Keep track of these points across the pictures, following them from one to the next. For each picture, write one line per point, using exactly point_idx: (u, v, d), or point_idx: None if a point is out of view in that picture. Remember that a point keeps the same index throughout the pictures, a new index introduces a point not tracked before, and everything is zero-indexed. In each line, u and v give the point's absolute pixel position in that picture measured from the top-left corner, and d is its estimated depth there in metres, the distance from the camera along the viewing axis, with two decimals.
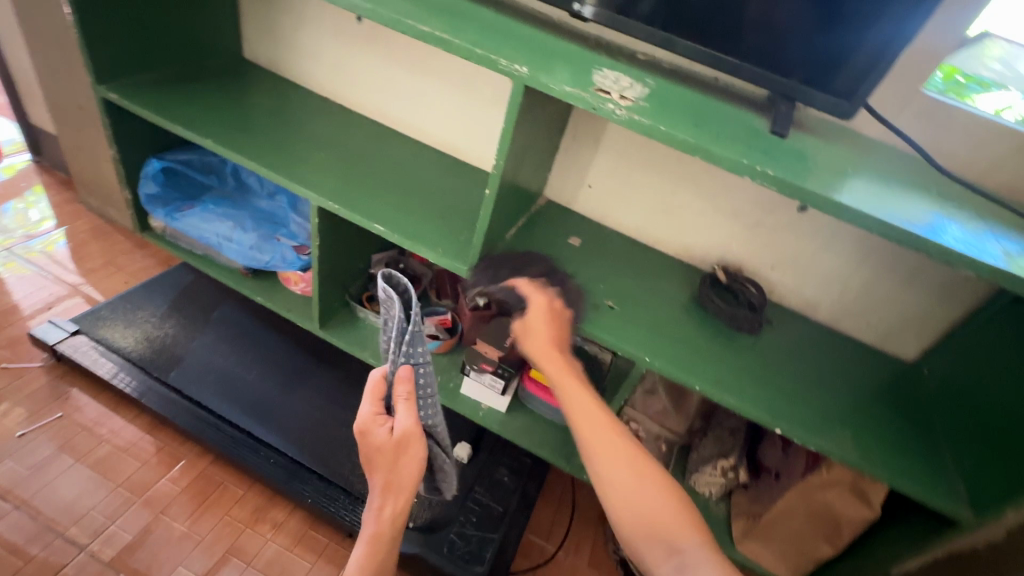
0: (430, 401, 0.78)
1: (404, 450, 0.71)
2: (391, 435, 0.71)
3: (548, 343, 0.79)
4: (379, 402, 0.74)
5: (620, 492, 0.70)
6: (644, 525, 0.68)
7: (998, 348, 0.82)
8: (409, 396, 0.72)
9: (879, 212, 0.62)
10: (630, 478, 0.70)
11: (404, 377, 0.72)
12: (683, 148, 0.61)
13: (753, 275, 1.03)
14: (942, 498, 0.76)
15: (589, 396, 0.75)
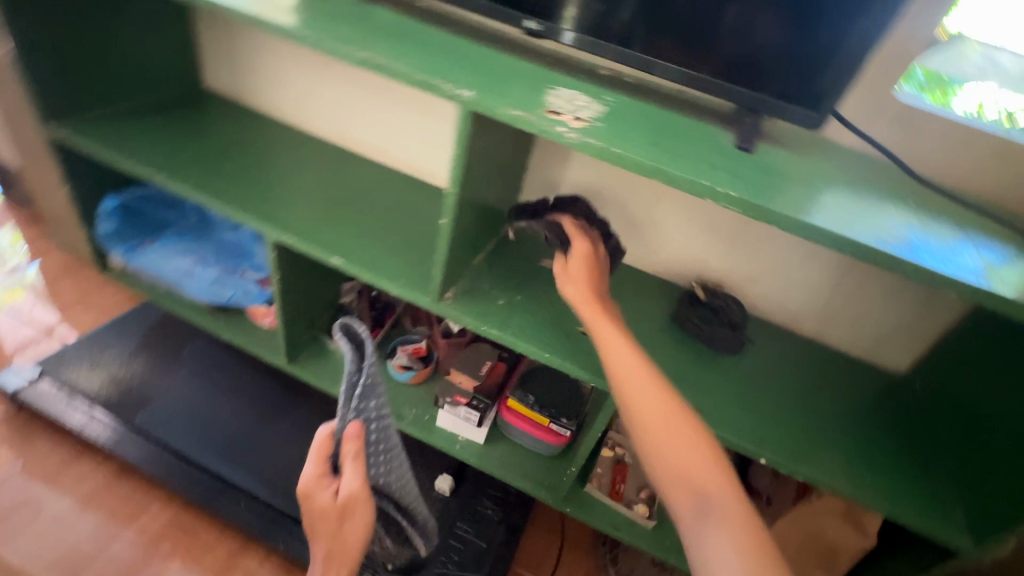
0: (383, 458, 0.77)
1: (346, 511, 0.70)
2: (335, 497, 0.71)
3: (582, 284, 0.75)
4: (325, 461, 0.73)
5: (657, 445, 0.61)
6: (678, 479, 0.59)
7: (986, 359, 0.77)
8: (356, 456, 0.71)
9: (853, 230, 0.58)
10: (665, 423, 0.62)
11: (350, 437, 0.70)
12: (640, 172, 0.58)
13: (735, 289, 0.99)
14: (939, 526, 0.71)
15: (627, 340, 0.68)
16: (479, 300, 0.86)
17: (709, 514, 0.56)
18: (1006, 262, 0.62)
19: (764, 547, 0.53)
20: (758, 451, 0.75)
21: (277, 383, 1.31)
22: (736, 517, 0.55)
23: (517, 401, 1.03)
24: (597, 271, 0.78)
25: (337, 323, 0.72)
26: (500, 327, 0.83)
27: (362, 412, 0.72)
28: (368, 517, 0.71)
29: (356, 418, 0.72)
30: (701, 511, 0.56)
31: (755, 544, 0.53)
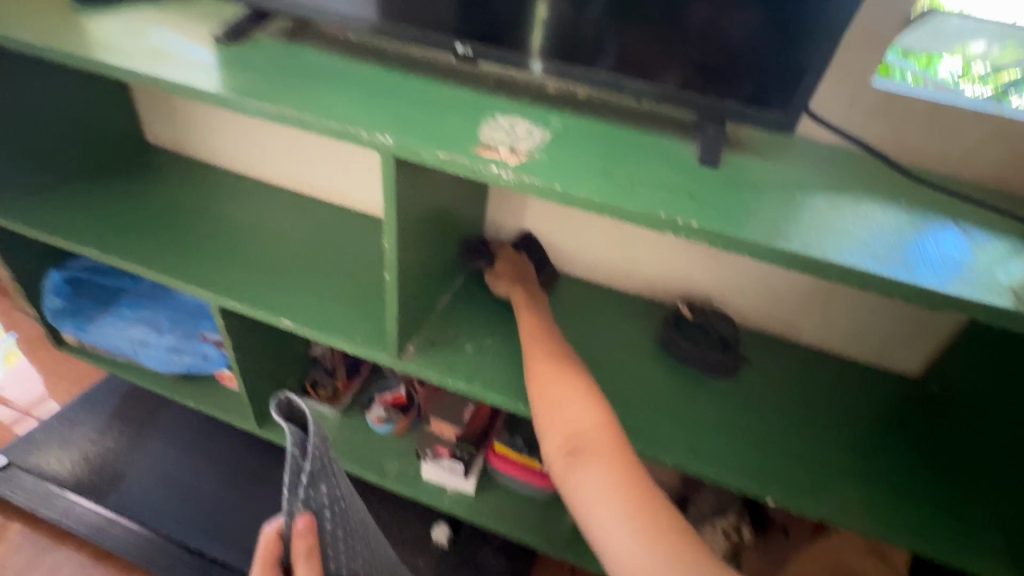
0: (344, 545, 0.61)
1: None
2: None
3: (512, 280, 0.83)
4: (272, 566, 0.57)
5: (545, 397, 0.63)
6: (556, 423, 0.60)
7: (1011, 364, 0.70)
8: (311, 555, 0.55)
9: (833, 248, 0.52)
10: (555, 376, 0.65)
11: (301, 531, 0.55)
12: (589, 209, 0.51)
13: (723, 303, 0.92)
14: (974, 557, 0.64)
15: (530, 313, 0.76)
16: (445, 349, 0.80)
17: (581, 448, 0.56)
18: (1015, 262, 0.55)
19: (632, 481, 0.53)
20: (764, 491, 0.68)
21: (258, 445, 1.24)
22: (608, 451, 0.56)
23: (505, 445, 0.95)
24: (521, 265, 0.87)
25: (272, 401, 0.53)
26: (468, 378, 0.76)
27: (312, 500, 0.55)
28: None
29: (306, 507, 0.55)
30: (574, 451, 0.56)
31: (622, 477, 0.54)
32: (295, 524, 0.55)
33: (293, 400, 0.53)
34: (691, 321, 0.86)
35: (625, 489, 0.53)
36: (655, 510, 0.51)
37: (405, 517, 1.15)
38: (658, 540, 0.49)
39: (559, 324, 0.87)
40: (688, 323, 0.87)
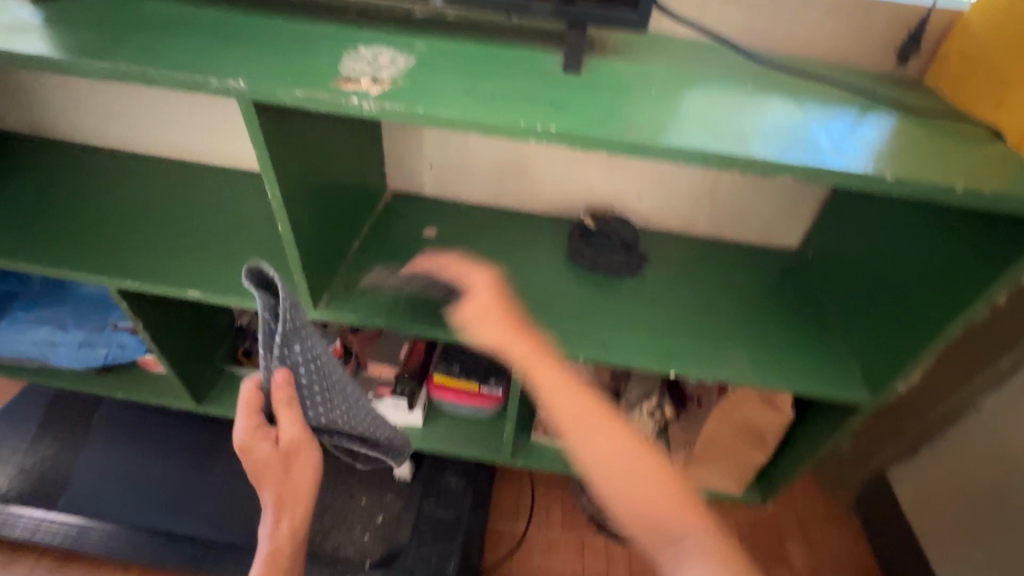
0: (331, 395, 0.66)
1: (296, 463, 0.61)
2: (278, 448, 0.60)
3: (503, 328, 0.66)
4: (257, 413, 0.61)
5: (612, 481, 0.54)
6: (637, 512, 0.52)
7: (871, 221, 0.79)
8: (292, 402, 0.61)
9: (688, 133, 0.55)
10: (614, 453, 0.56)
11: (280, 383, 0.60)
12: (454, 127, 0.53)
13: (624, 209, 0.97)
14: (842, 388, 0.75)
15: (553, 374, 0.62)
16: (361, 294, 0.81)
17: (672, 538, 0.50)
18: (865, 126, 0.61)
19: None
20: (665, 367, 0.76)
21: (205, 423, 1.24)
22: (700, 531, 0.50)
23: (443, 374, 1.00)
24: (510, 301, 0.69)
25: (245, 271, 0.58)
26: (387, 316, 0.78)
27: (288, 357, 0.60)
28: (318, 461, 0.63)
29: (281, 362, 0.60)
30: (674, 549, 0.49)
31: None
32: (274, 378, 0.60)
33: (259, 268, 0.58)
34: (594, 229, 0.91)
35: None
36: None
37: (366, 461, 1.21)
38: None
39: (471, 253, 0.90)
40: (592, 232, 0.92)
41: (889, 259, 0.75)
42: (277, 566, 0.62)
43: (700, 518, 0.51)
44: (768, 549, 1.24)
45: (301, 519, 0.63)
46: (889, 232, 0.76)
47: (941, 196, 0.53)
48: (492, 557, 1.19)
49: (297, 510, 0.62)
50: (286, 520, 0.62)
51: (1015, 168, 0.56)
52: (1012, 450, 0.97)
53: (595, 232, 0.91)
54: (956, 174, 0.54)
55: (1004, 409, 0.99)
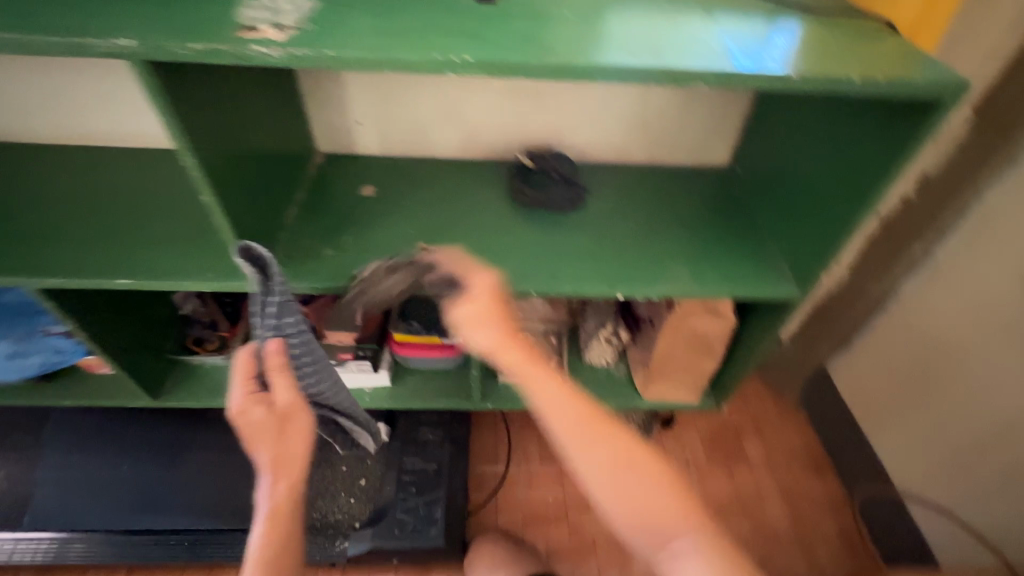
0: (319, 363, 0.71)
1: (291, 422, 0.62)
2: (273, 410, 0.61)
3: (496, 335, 0.66)
4: (251, 380, 0.62)
5: (606, 486, 0.59)
6: (636, 517, 0.58)
7: (792, 125, 0.83)
8: (286, 367, 0.63)
9: (606, 50, 0.55)
10: (613, 462, 0.59)
11: (274, 350, 0.63)
12: (369, 69, 0.51)
13: (560, 144, 0.98)
14: (774, 287, 0.81)
15: (552, 382, 0.63)
16: (304, 259, 0.80)
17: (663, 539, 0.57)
18: (770, 29, 0.63)
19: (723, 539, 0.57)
20: (614, 290, 0.79)
21: (166, 418, 1.20)
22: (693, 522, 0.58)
23: (404, 333, 1.00)
24: (505, 311, 0.68)
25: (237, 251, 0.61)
26: (335, 278, 0.77)
27: (281, 328, 0.64)
28: (312, 425, 0.63)
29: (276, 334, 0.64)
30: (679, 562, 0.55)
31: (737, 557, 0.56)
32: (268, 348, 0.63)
33: (253, 247, 0.61)
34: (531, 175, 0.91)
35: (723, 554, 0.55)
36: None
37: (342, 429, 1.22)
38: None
39: (413, 205, 0.90)
40: (531, 171, 0.92)
41: (809, 161, 0.79)
42: (276, 533, 0.58)
43: (699, 520, 0.58)
44: (727, 449, 1.35)
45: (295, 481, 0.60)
46: (807, 135, 0.79)
47: (842, 89, 0.56)
48: (477, 499, 1.25)
49: (292, 471, 0.60)
50: (281, 482, 0.59)
51: (908, 57, 0.60)
52: (926, 325, 1.08)
53: (541, 205, 0.89)
54: (855, 67, 0.57)
55: (918, 291, 1.10)
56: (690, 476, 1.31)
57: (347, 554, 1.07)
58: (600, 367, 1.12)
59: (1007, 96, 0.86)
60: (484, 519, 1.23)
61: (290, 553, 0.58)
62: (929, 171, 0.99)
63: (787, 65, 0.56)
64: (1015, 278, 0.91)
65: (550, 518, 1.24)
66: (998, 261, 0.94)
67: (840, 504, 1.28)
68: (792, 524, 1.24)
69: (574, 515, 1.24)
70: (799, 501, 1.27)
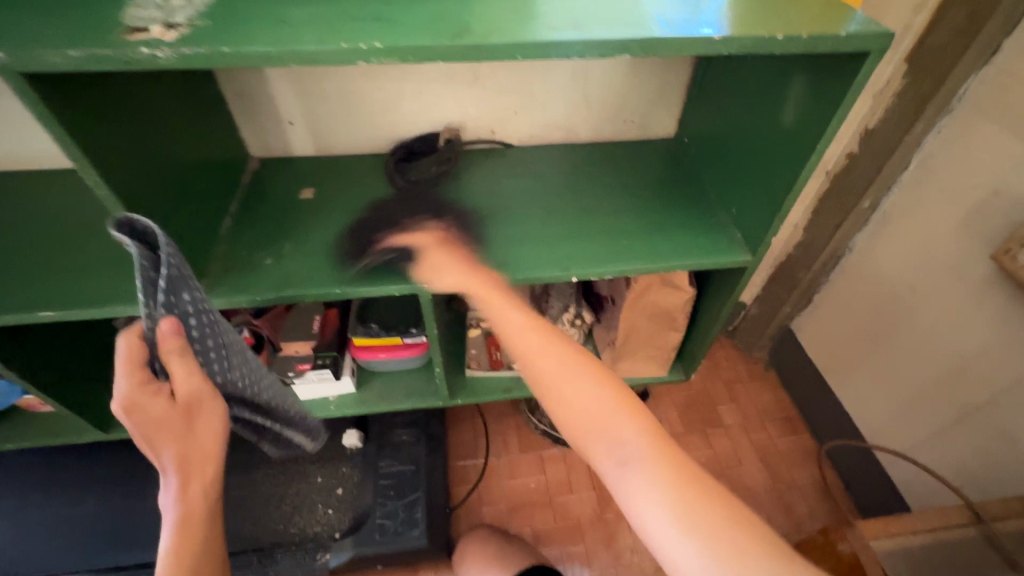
0: (227, 355, 0.61)
1: (199, 413, 0.54)
2: (173, 402, 0.52)
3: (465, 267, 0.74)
4: (141, 369, 0.53)
5: (560, 393, 0.59)
6: (588, 422, 0.57)
7: (731, 89, 0.82)
8: (185, 351, 0.54)
9: (525, 26, 0.53)
10: (560, 372, 0.61)
11: (167, 333, 0.53)
12: (273, 63, 0.48)
13: (504, 128, 0.95)
14: (727, 254, 0.80)
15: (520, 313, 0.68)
16: (242, 272, 0.76)
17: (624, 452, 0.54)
18: None
19: (668, 461, 0.53)
20: (568, 273, 0.77)
21: (127, 448, 1.15)
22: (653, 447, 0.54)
23: (363, 336, 0.98)
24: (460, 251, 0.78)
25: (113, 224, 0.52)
26: (276, 288, 0.74)
27: (176, 306, 0.56)
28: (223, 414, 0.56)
29: (168, 313, 0.55)
30: (625, 458, 0.54)
31: (669, 479, 0.52)
32: (161, 329, 0.53)
33: (132, 217, 0.53)
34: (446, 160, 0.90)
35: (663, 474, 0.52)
36: (713, 516, 0.50)
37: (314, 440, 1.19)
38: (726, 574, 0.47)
39: (356, 204, 0.86)
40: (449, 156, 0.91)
41: (749, 123, 0.79)
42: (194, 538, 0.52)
43: (643, 424, 0.56)
44: (703, 417, 1.37)
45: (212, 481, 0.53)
46: (746, 98, 0.79)
47: (768, 49, 0.55)
48: (459, 494, 1.24)
49: (207, 471, 0.53)
50: (197, 486, 0.52)
51: (831, 11, 0.59)
52: (879, 276, 1.11)
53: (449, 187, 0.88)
54: (780, 25, 0.56)
55: (869, 243, 1.12)
56: None
57: (330, 566, 1.05)
58: None
59: (936, 43, 0.87)
60: (468, 513, 1.22)
61: (212, 551, 0.54)
62: (871, 125, 1.01)
63: (713, 28, 0.55)
64: (957, 222, 0.93)
65: (535, 504, 1.23)
66: (941, 206, 0.96)
67: (814, 458, 1.30)
68: (769, 483, 1.26)
69: (558, 499, 1.24)
70: (775, 460, 1.30)
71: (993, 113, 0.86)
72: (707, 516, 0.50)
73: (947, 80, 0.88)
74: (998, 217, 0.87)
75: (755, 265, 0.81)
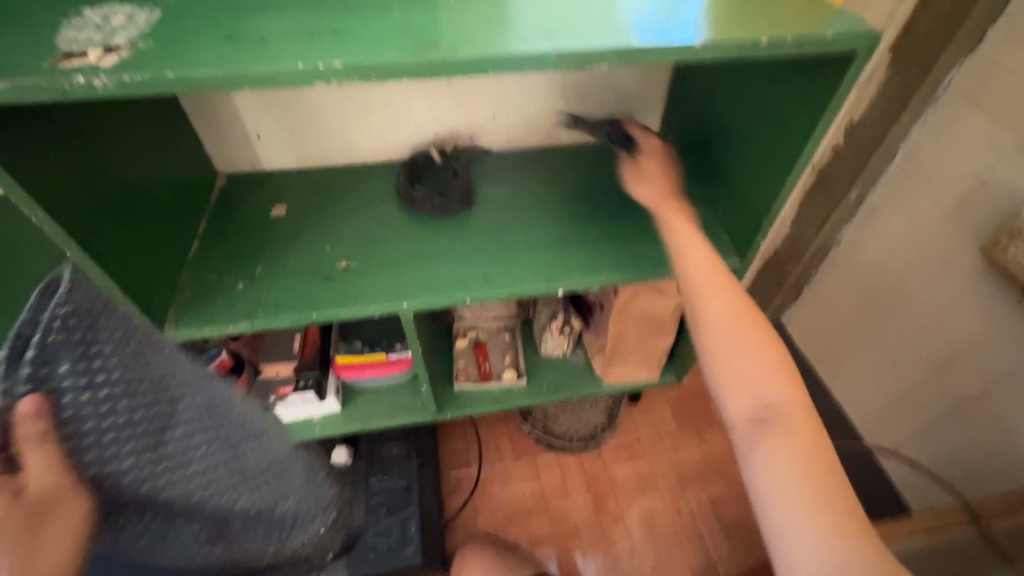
0: (166, 445, 0.38)
1: (38, 537, 0.33)
2: (17, 502, 0.33)
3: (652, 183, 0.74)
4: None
5: (721, 345, 0.56)
6: (738, 381, 0.54)
7: (713, 88, 0.80)
8: (64, 442, 0.33)
9: (497, 36, 0.50)
10: (738, 322, 0.56)
11: (21, 416, 0.32)
12: (224, 87, 0.45)
13: (482, 134, 0.92)
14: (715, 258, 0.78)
15: (703, 249, 0.62)
16: (212, 299, 0.72)
17: (766, 421, 0.51)
18: None
19: (814, 463, 0.49)
20: (553, 286, 0.75)
21: None
22: (801, 435, 0.50)
23: (346, 353, 0.95)
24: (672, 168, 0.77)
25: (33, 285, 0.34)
26: (248, 315, 0.70)
27: (59, 382, 0.33)
28: (93, 531, 0.35)
29: (37, 391, 0.32)
30: (765, 430, 0.51)
31: (808, 478, 0.48)
32: (14, 411, 0.31)
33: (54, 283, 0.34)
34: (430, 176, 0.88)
35: (801, 464, 0.49)
36: (838, 532, 0.45)
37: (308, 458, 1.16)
38: (834, 531, 0.45)
39: (331, 220, 0.83)
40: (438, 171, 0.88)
41: (733, 122, 0.76)
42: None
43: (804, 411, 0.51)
44: (696, 414, 1.37)
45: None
46: (730, 98, 0.76)
47: (750, 53, 0.52)
48: (454, 506, 1.22)
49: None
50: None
51: (814, 8, 0.57)
52: (868, 270, 1.10)
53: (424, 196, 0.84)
54: (762, 27, 0.54)
55: (857, 236, 1.11)
56: (664, 447, 1.32)
57: None
58: (558, 356, 1.09)
59: (920, 33, 0.86)
60: (463, 525, 1.20)
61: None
62: (856, 117, 0.99)
63: (696, 34, 0.52)
64: (945, 215, 0.92)
65: (531, 512, 1.22)
66: (929, 198, 0.95)
67: None
68: None
69: (554, 506, 1.23)
70: None
71: (978, 103, 0.84)
72: (835, 530, 0.46)
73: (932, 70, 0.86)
74: (987, 208, 0.85)
75: (744, 268, 0.79)
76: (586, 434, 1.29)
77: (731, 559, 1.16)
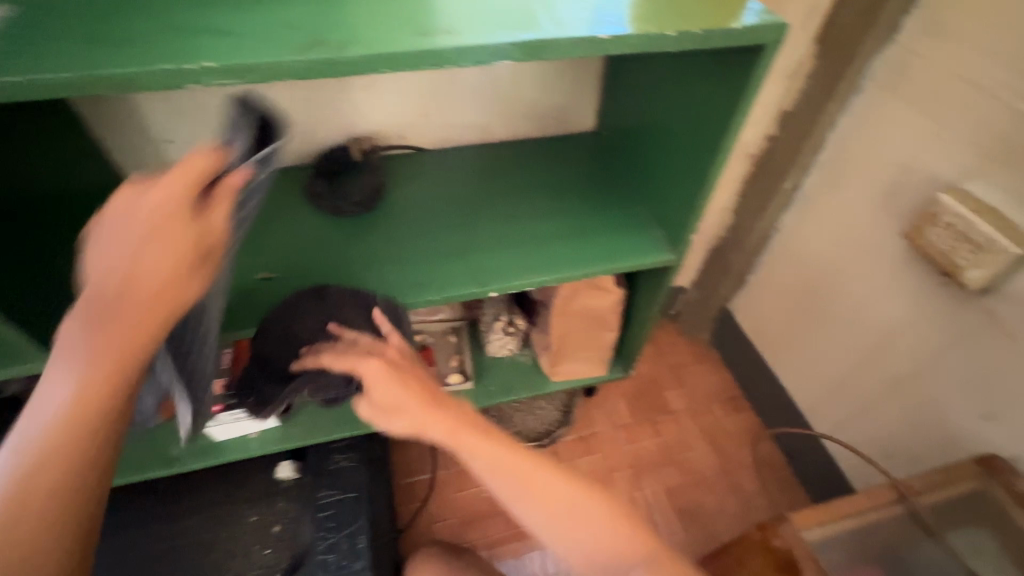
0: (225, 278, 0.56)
1: (197, 272, 0.42)
2: (197, 242, 0.41)
3: (392, 390, 0.66)
4: (196, 181, 0.41)
5: (558, 537, 0.69)
6: (590, 553, 0.69)
7: (642, 81, 0.79)
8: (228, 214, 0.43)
9: (394, 30, 0.47)
10: (528, 483, 0.69)
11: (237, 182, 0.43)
12: (84, 91, 0.40)
13: (413, 132, 0.89)
14: (650, 254, 0.78)
15: (458, 432, 0.67)
16: None
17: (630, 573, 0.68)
18: None
19: (625, 532, 0.69)
20: (482, 288, 0.74)
21: None
22: (626, 543, 0.69)
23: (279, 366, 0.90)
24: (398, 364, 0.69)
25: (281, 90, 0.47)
26: None
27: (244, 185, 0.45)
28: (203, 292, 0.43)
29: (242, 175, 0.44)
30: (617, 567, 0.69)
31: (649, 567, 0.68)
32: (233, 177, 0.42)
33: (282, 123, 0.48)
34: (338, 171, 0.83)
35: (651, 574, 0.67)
36: None
37: (197, 498, 1.06)
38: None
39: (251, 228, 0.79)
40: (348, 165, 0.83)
41: (661, 115, 0.76)
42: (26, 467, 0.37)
43: (608, 512, 0.70)
44: (651, 405, 1.36)
45: (87, 405, 0.38)
46: (658, 91, 0.75)
47: (660, 47, 0.51)
48: (408, 513, 1.19)
49: (106, 390, 0.39)
50: (68, 400, 0.38)
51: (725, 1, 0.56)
52: (805, 257, 1.12)
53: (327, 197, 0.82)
54: (671, 20, 0.52)
55: (794, 224, 1.13)
56: (619, 439, 1.30)
57: None
58: (505, 356, 1.07)
59: (842, 23, 0.87)
60: (418, 532, 1.18)
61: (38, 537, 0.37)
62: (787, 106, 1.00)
63: (603, 27, 0.50)
64: (871, 200, 0.95)
65: (487, 515, 1.20)
66: (857, 184, 0.97)
67: (756, 434, 1.33)
68: (716, 464, 1.27)
69: None
70: (721, 440, 1.31)
71: (899, 91, 0.86)
72: None
73: (854, 60, 0.88)
74: (909, 194, 0.88)
75: (679, 263, 0.79)
76: (541, 432, 1.28)
77: (686, 548, 1.16)
